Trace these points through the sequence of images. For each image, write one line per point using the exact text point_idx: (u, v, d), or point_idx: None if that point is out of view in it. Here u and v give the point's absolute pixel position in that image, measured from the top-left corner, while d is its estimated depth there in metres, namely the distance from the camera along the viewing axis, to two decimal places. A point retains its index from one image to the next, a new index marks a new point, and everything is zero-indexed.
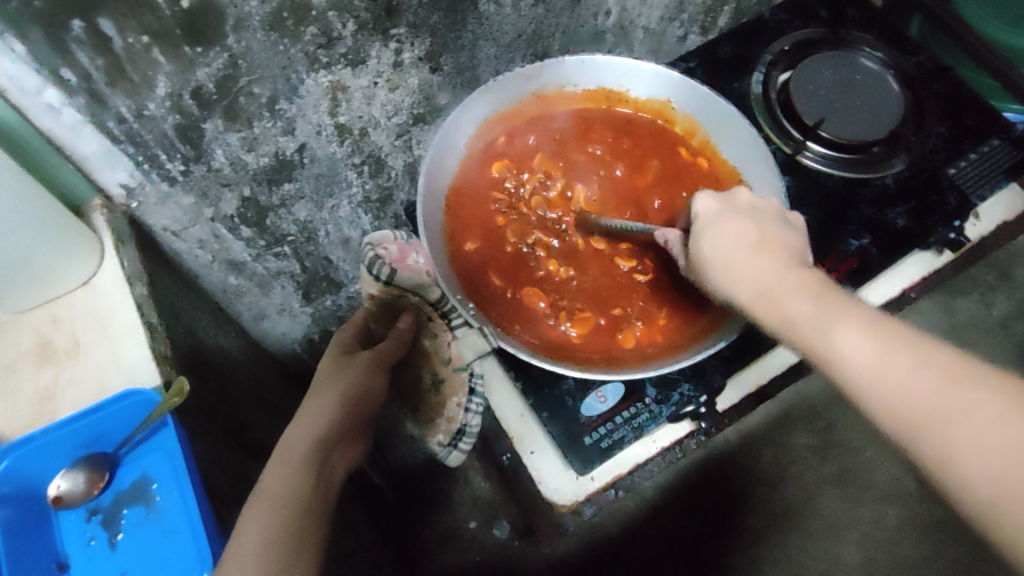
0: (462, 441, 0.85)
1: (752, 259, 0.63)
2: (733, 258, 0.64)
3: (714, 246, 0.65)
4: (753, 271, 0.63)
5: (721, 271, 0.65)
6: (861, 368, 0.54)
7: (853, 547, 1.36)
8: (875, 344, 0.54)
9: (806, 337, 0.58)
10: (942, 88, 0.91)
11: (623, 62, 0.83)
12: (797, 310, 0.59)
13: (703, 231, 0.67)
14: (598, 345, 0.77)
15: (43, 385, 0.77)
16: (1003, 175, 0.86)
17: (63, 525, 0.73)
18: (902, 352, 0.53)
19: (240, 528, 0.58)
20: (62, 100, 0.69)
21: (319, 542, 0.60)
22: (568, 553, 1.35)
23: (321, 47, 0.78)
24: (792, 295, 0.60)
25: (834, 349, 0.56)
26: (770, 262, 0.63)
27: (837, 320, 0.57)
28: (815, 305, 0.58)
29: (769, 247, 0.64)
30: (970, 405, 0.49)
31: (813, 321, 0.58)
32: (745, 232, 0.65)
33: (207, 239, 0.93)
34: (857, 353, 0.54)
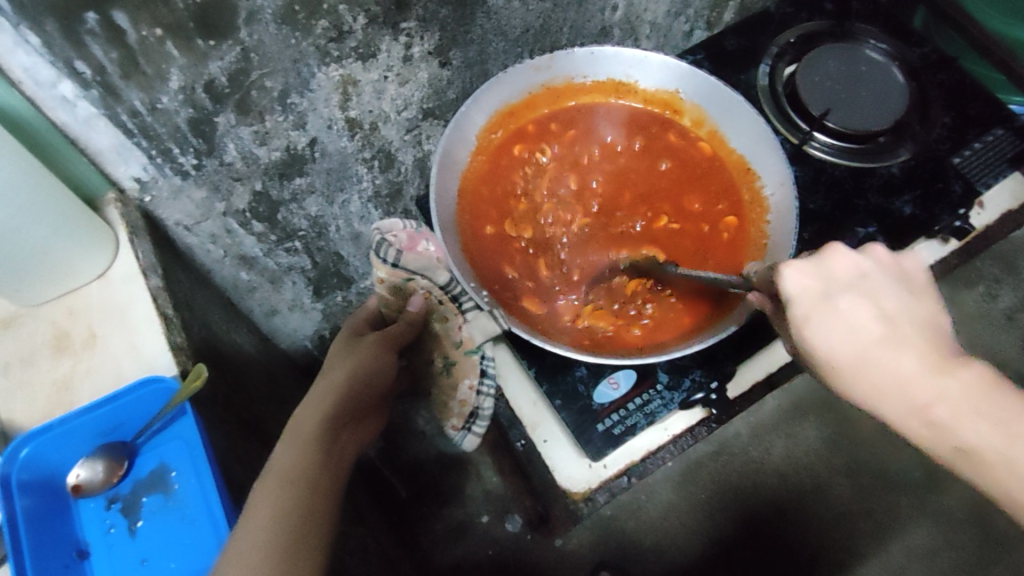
0: (477, 424, 0.86)
1: (883, 353, 0.53)
2: (858, 356, 0.54)
3: (837, 345, 0.54)
4: (888, 375, 0.53)
5: (837, 365, 0.55)
6: (1023, 495, 0.51)
7: (863, 539, 1.37)
8: (998, 434, 0.51)
9: (937, 441, 0.53)
10: (946, 78, 0.92)
11: (630, 53, 0.84)
12: (899, 405, 0.53)
13: (801, 318, 0.54)
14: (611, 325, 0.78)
15: (60, 376, 0.78)
16: (1007, 163, 0.87)
17: (83, 514, 0.74)
18: (1021, 444, 0.50)
19: (249, 506, 0.59)
20: (77, 93, 0.69)
21: (325, 518, 0.60)
22: (580, 546, 1.36)
23: (332, 41, 0.79)
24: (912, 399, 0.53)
25: (982, 456, 0.51)
26: (926, 368, 0.53)
27: (933, 417, 0.53)
28: (966, 406, 0.52)
29: (891, 335, 0.54)
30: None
31: (988, 451, 0.51)
32: (864, 316, 0.54)
33: (219, 234, 0.94)
34: (1005, 484, 0.51)
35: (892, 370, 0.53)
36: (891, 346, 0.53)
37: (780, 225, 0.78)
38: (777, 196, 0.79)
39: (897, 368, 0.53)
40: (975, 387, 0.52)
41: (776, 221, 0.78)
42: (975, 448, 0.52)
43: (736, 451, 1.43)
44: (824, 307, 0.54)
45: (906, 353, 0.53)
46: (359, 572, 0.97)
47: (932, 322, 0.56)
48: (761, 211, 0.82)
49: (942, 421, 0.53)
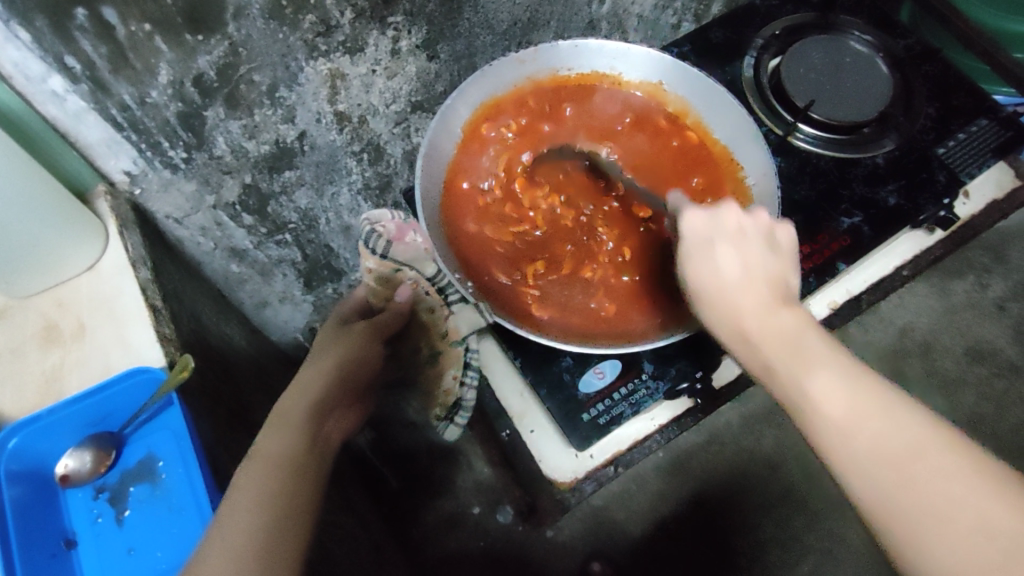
0: (460, 414, 0.85)
1: (747, 289, 0.60)
2: (732, 305, 0.60)
3: (714, 274, 0.61)
4: (740, 310, 0.59)
5: (711, 294, 0.62)
6: (831, 419, 0.52)
7: (853, 527, 1.37)
8: (844, 396, 0.52)
9: (794, 394, 0.55)
10: (930, 69, 0.92)
11: (614, 45, 0.85)
12: (762, 336, 0.58)
13: (692, 254, 0.63)
14: (573, 309, 0.80)
15: (49, 367, 0.79)
16: (990, 154, 0.87)
17: (71, 504, 0.75)
18: (871, 415, 0.51)
19: (235, 489, 0.60)
20: (66, 87, 0.70)
21: (309, 505, 0.61)
22: (571, 537, 1.37)
23: (320, 35, 0.80)
24: (779, 354, 0.57)
25: (837, 416, 0.52)
26: (774, 313, 0.58)
27: (806, 358, 0.55)
28: (786, 350, 0.56)
29: (750, 278, 0.61)
30: (941, 490, 0.47)
31: (844, 410, 0.52)
32: (731, 263, 0.61)
33: (209, 226, 0.95)
34: (813, 403, 0.53)
35: (749, 311, 0.59)
36: (749, 289, 0.60)
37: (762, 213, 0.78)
38: (759, 184, 0.80)
39: (751, 312, 0.59)
40: (835, 360, 0.55)
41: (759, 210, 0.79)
42: (829, 413, 0.52)
43: (727, 441, 1.44)
44: (718, 253, 0.62)
45: (762, 298, 0.60)
46: (348, 560, 0.98)
47: (786, 286, 0.62)
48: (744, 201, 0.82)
49: (800, 389, 0.54)
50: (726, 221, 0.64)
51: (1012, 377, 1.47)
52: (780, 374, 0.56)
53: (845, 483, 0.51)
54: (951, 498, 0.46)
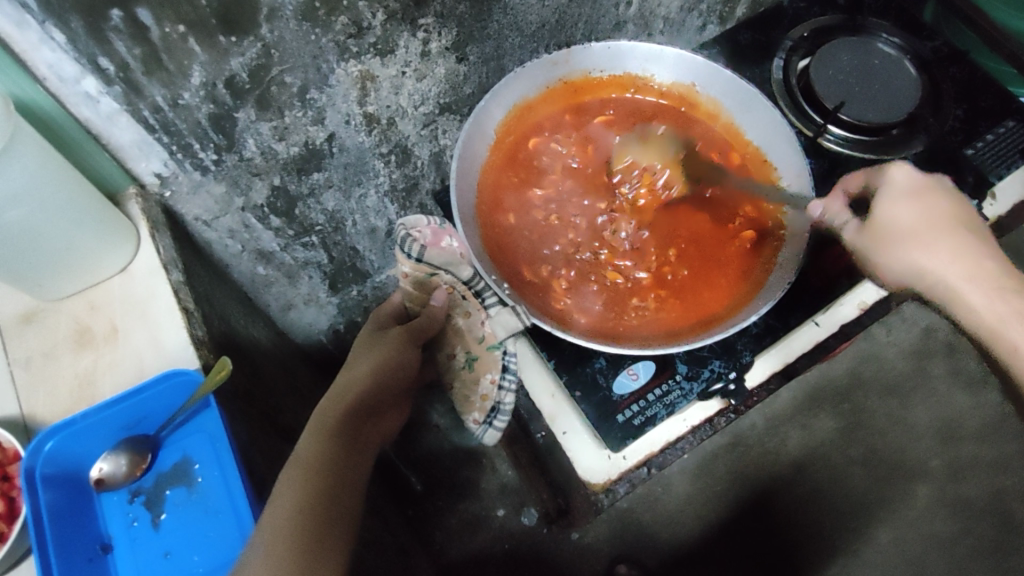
0: (498, 419, 0.83)
1: (933, 230, 0.72)
2: (915, 254, 0.72)
3: (902, 215, 0.73)
4: (914, 249, 0.72)
5: (895, 243, 0.73)
6: (982, 316, 0.70)
7: (878, 526, 1.39)
8: (1004, 307, 0.69)
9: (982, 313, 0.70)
10: (957, 71, 0.93)
11: (647, 47, 0.85)
12: (940, 259, 0.71)
13: (871, 234, 0.74)
14: (612, 315, 0.79)
15: (82, 370, 0.79)
16: (1019, 155, 0.88)
17: (106, 507, 0.75)
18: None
19: (274, 498, 0.60)
20: (100, 89, 0.70)
21: (348, 510, 0.62)
22: (597, 539, 1.38)
23: (351, 37, 0.80)
24: (953, 265, 0.71)
25: (975, 309, 0.70)
26: (959, 234, 0.72)
27: (971, 275, 0.71)
28: (974, 277, 0.71)
29: (932, 218, 0.72)
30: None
31: (1011, 330, 0.68)
32: (911, 212, 0.73)
33: (238, 228, 0.94)
34: (970, 305, 0.71)
35: (932, 266, 0.71)
36: (935, 243, 0.71)
37: (797, 215, 0.79)
38: (793, 185, 0.80)
39: (942, 252, 0.71)
40: (993, 286, 0.70)
41: (794, 210, 0.80)
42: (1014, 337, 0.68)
43: (751, 443, 1.44)
44: (889, 214, 0.74)
45: (965, 235, 0.72)
46: (377, 563, 0.98)
47: (972, 221, 0.73)
48: None
49: (978, 303, 0.70)
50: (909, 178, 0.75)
51: None
52: (955, 280, 0.71)
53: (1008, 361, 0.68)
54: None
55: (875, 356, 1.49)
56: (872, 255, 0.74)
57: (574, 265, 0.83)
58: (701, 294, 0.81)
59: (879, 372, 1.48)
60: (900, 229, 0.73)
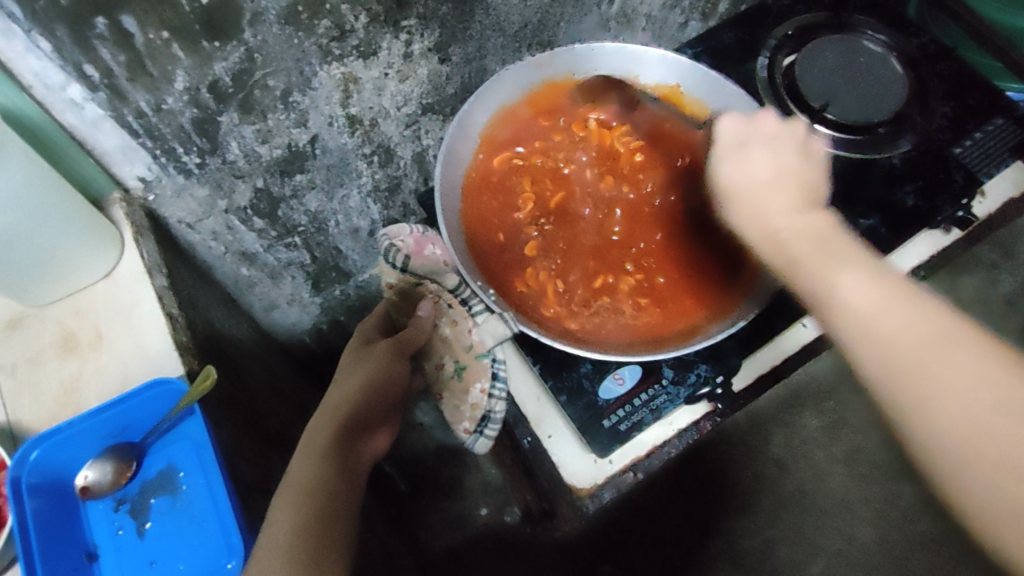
0: (489, 428, 0.82)
1: (778, 185, 0.63)
2: (765, 218, 0.62)
3: (735, 169, 0.65)
4: (765, 202, 0.63)
5: (743, 200, 0.64)
6: (882, 338, 0.52)
7: (862, 524, 1.40)
8: (908, 324, 0.52)
9: (865, 334, 0.53)
10: (945, 68, 0.92)
11: (630, 49, 0.85)
12: (805, 225, 0.60)
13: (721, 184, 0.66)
14: (596, 324, 0.79)
15: (67, 376, 0.79)
16: (1008, 152, 0.87)
17: (92, 517, 0.75)
18: (934, 347, 0.50)
19: (269, 525, 0.61)
20: (84, 95, 0.69)
21: (347, 533, 0.63)
22: (579, 537, 1.37)
23: (334, 40, 0.79)
24: (814, 244, 0.59)
25: (869, 336, 0.53)
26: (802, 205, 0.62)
27: (845, 259, 0.57)
28: (837, 271, 0.56)
29: (785, 175, 0.64)
30: (944, 380, 0.49)
31: (903, 342, 0.51)
32: (765, 166, 0.64)
33: (221, 230, 0.94)
34: (860, 316, 0.54)
35: (789, 218, 0.61)
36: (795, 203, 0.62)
37: None
38: None
39: (791, 222, 0.61)
40: (875, 274, 0.55)
41: None
42: (908, 364, 0.51)
43: (736, 441, 1.46)
44: (744, 165, 0.65)
45: (791, 203, 0.62)
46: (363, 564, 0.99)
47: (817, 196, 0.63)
48: None
49: (843, 292, 0.55)
50: (773, 130, 0.67)
51: None
52: (835, 273, 0.56)
53: (890, 392, 0.52)
54: (999, 442, 0.46)
55: None
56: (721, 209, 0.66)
57: (560, 270, 0.82)
58: (684, 306, 0.81)
59: None
60: (737, 184, 0.65)
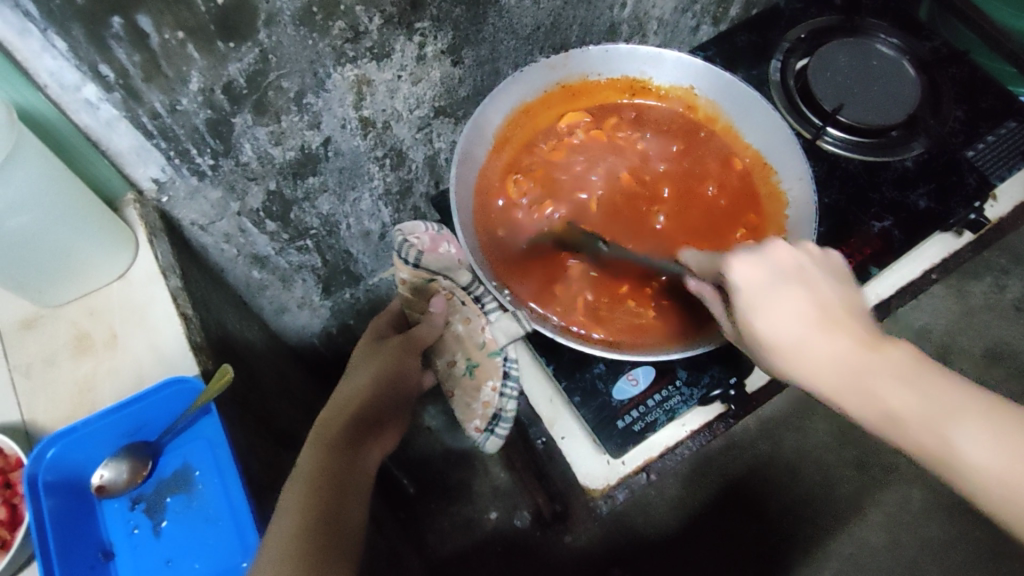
0: (500, 426, 0.82)
1: (818, 323, 0.58)
2: (824, 372, 0.57)
3: (778, 330, 0.58)
4: (822, 357, 0.57)
5: (792, 361, 0.58)
6: (970, 463, 0.52)
7: (871, 529, 1.40)
8: (993, 438, 0.52)
9: (929, 453, 0.54)
10: (957, 72, 0.92)
11: (647, 50, 0.84)
12: (875, 375, 0.56)
13: (766, 348, 0.59)
14: (609, 323, 0.79)
15: (81, 376, 0.79)
16: (1020, 157, 0.87)
17: (108, 516, 0.75)
18: (1016, 448, 0.51)
19: (279, 510, 0.61)
20: (100, 96, 0.70)
21: (358, 521, 0.63)
22: (589, 541, 1.35)
23: (348, 41, 0.80)
24: (883, 380, 0.55)
25: (964, 465, 0.52)
26: (847, 333, 0.57)
27: (909, 381, 0.55)
28: (915, 397, 0.54)
29: (818, 307, 0.58)
30: (1010, 479, 0.50)
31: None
32: (801, 313, 0.58)
33: (233, 233, 0.94)
34: (953, 448, 0.52)
35: (851, 361, 0.56)
36: (850, 342, 0.57)
37: (797, 219, 0.78)
38: (793, 190, 0.79)
39: (845, 373, 0.56)
40: (939, 394, 0.54)
41: (794, 215, 0.79)
42: (981, 463, 0.51)
43: (745, 446, 1.45)
44: (781, 321, 0.58)
45: (848, 345, 0.57)
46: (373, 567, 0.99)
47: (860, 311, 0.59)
48: (778, 204, 0.82)
49: (914, 417, 0.54)
50: (791, 259, 0.60)
51: None
52: (911, 409, 0.54)
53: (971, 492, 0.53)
54: None
55: None
56: (770, 362, 0.60)
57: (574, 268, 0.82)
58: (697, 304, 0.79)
59: None
60: (784, 345, 0.58)
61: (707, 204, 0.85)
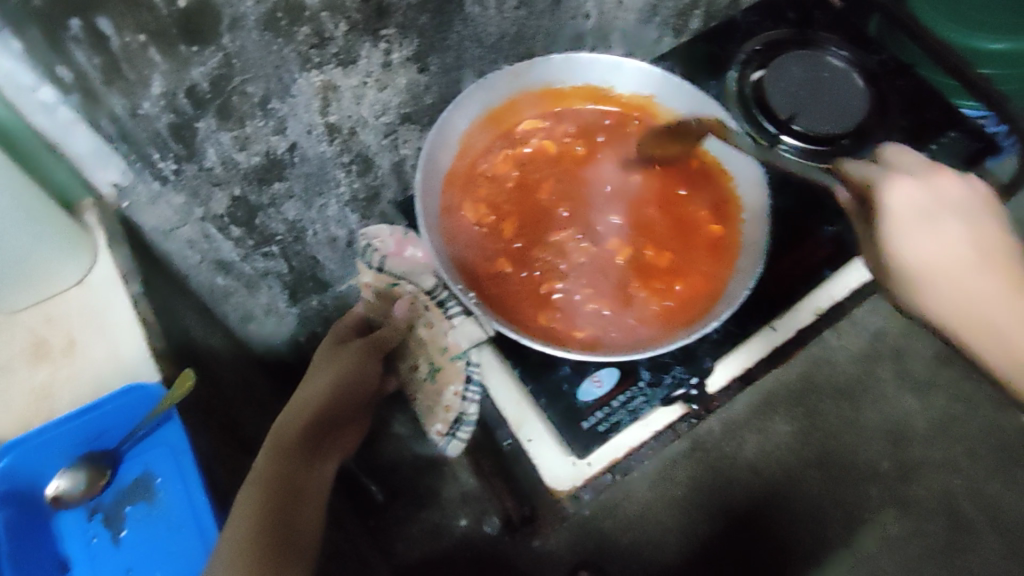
0: (461, 430, 0.84)
1: (981, 252, 0.67)
2: (966, 304, 0.66)
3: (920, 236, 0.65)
4: (933, 236, 0.66)
5: (933, 284, 0.66)
6: (990, 317, 0.66)
7: (831, 527, 1.43)
8: (1017, 296, 0.66)
9: (949, 319, 0.68)
10: (903, 84, 0.96)
11: (609, 59, 0.86)
12: (974, 284, 0.66)
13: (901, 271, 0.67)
14: (571, 324, 0.80)
15: (39, 384, 0.78)
16: (962, 163, 0.91)
17: (64, 526, 0.74)
18: (1011, 315, 0.66)
19: (229, 522, 0.62)
20: (57, 98, 0.69)
21: (307, 533, 0.64)
22: (559, 547, 1.38)
23: (313, 47, 0.80)
24: (972, 273, 0.66)
25: (999, 323, 0.66)
26: (987, 253, 0.67)
27: (981, 262, 0.66)
28: (976, 285, 0.66)
29: (975, 220, 0.67)
30: (1005, 313, 0.66)
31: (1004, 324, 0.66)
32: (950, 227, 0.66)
33: (197, 239, 0.93)
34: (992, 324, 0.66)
35: (955, 255, 0.66)
36: (982, 263, 0.66)
37: (754, 224, 0.81)
38: (749, 195, 0.82)
39: (1003, 306, 0.66)
40: (1007, 280, 0.66)
41: (751, 219, 0.81)
42: (995, 325, 0.66)
43: (710, 447, 1.46)
44: (957, 212, 0.67)
45: (999, 284, 0.66)
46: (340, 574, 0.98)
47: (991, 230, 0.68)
48: (734, 208, 0.85)
49: (971, 296, 0.66)
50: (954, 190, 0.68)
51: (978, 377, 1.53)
52: (961, 310, 0.67)
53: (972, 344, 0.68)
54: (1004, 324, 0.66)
55: (826, 359, 1.53)
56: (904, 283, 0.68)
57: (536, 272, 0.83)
58: (648, 315, 0.81)
59: (831, 375, 1.53)
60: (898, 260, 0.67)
61: (663, 207, 0.87)
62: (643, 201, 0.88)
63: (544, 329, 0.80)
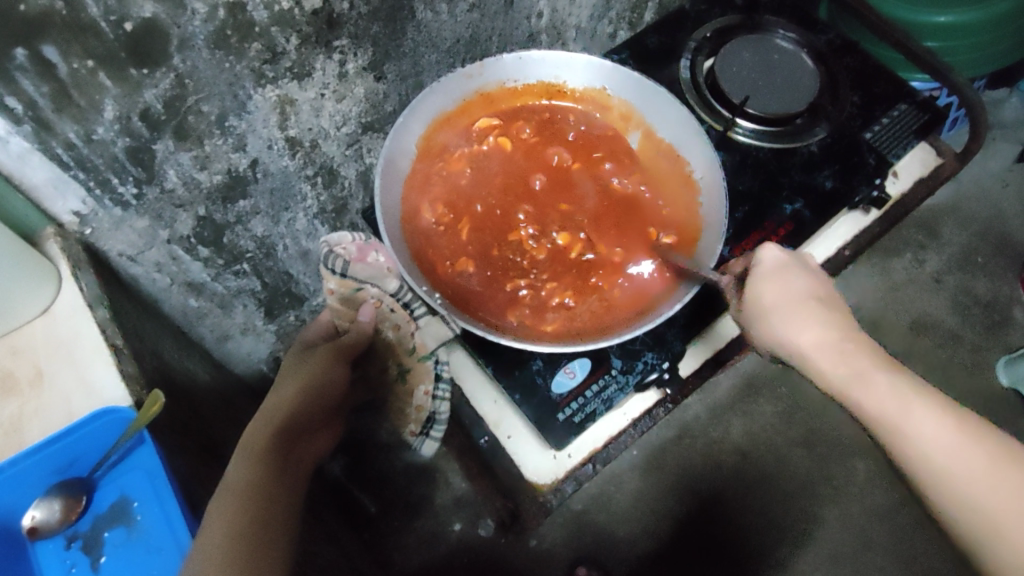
0: (433, 429, 0.91)
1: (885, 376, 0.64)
2: (920, 442, 0.59)
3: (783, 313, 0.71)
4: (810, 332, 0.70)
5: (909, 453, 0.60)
6: (920, 448, 0.59)
7: (824, 504, 1.43)
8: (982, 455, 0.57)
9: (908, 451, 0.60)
10: (851, 61, 0.98)
11: (558, 56, 0.88)
12: (910, 418, 0.60)
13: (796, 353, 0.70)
14: (535, 316, 0.81)
15: (6, 418, 0.77)
16: (913, 135, 0.93)
17: (41, 556, 0.74)
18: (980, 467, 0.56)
19: (205, 526, 0.61)
20: (9, 129, 0.68)
21: (284, 533, 0.63)
22: (555, 544, 1.39)
23: (266, 62, 0.80)
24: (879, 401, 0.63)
25: (946, 470, 0.57)
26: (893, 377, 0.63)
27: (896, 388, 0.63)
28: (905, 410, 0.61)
29: (819, 314, 0.71)
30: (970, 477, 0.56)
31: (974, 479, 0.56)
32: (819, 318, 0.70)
33: (165, 261, 0.93)
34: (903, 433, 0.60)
35: (854, 368, 0.66)
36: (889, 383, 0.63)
37: (711, 204, 0.81)
38: (704, 178, 0.83)
39: (954, 445, 0.58)
40: (954, 424, 0.59)
41: (708, 199, 0.82)
42: (946, 467, 0.58)
43: (699, 433, 1.48)
44: (781, 355, 0.72)
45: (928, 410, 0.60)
46: None
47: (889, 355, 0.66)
48: (690, 192, 0.86)
49: (908, 426, 0.60)
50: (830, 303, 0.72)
51: (955, 346, 1.56)
52: (920, 435, 0.60)
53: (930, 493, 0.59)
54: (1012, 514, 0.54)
55: None
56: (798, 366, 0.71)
57: (499, 267, 0.84)
58: (608, 300, 0.82)
59: None
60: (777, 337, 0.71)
61: (618, 194, 0.88)
62: (599, 190, 0.89)
63: (511, 324, 0.80)
